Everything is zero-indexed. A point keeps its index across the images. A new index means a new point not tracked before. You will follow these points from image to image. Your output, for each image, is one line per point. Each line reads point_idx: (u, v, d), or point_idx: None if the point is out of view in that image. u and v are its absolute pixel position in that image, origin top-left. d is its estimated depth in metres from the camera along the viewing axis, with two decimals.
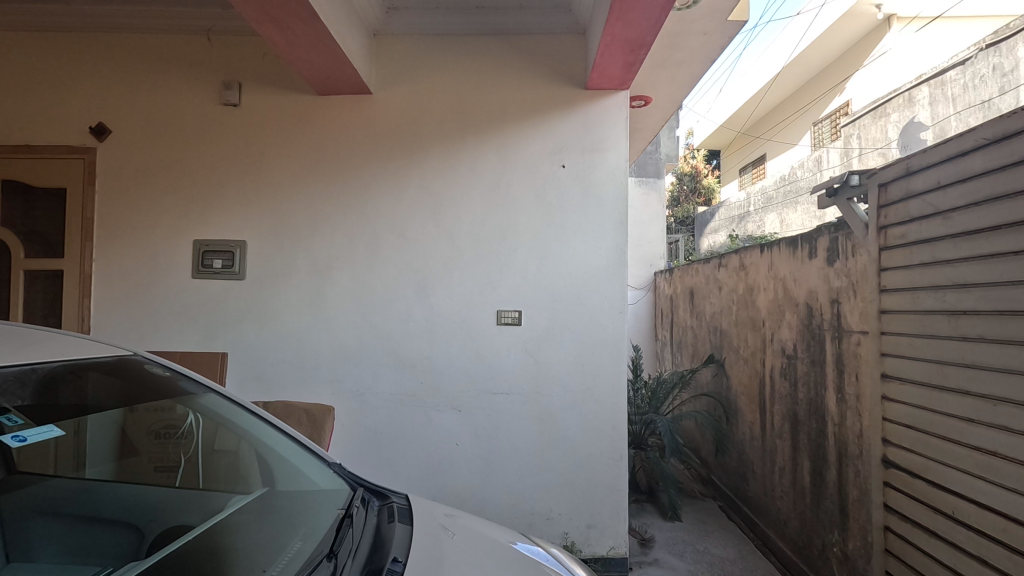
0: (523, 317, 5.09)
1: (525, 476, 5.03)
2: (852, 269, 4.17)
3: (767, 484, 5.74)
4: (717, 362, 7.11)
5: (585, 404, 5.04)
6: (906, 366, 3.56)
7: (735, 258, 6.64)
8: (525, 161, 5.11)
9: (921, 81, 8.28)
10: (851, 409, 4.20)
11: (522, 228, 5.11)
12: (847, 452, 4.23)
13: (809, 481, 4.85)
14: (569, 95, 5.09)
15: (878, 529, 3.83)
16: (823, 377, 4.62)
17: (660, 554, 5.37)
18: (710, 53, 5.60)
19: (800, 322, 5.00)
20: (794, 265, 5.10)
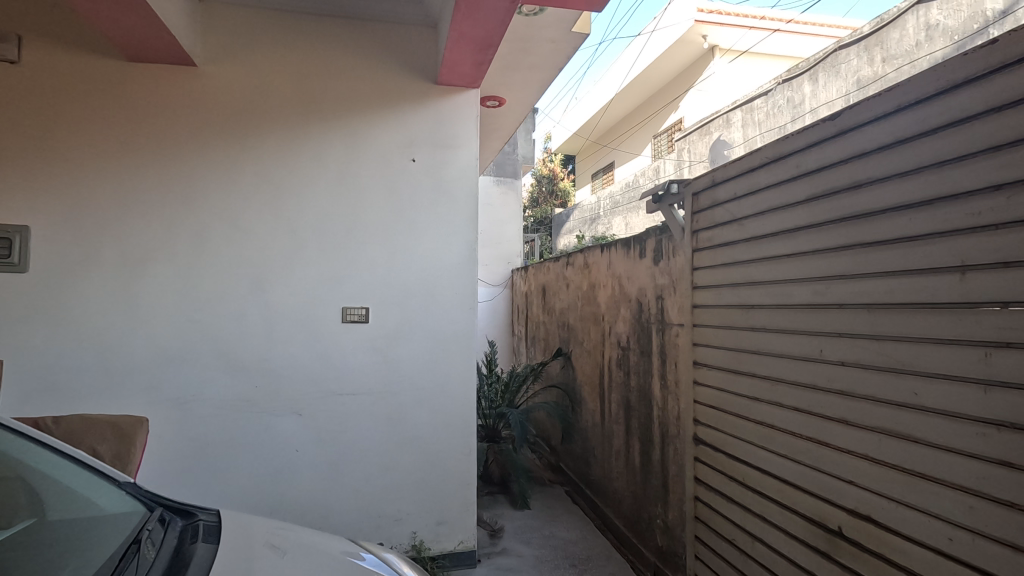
0: (371, 314, 4.91)
1: (373, 478, 4.86)
2: (673, 268, 4.65)
3: (606, 466, 6.20)
4: (565, 354, 7.51)
5: (436, 400, 5.00)
6: (711, 353, 4.05)
7: (580, 257, 7.06)
8: (374, 152, 4.93)
9: (736, 105, 9.52)
10: (671, 394, 4.69)
11: (371, 222, 4.92)
12: (669, 432, 4.72)
13: (639, 461, 5.32)
14: (421, 88, 5.01)
15: (690, 499, 4.32)
16: (649, 366, 5.10)
17: (508, 543, 5.54)
18: (558, 60, 5.87)
19: (632, 316, 5.46)
20: (628, 263, 5.56)
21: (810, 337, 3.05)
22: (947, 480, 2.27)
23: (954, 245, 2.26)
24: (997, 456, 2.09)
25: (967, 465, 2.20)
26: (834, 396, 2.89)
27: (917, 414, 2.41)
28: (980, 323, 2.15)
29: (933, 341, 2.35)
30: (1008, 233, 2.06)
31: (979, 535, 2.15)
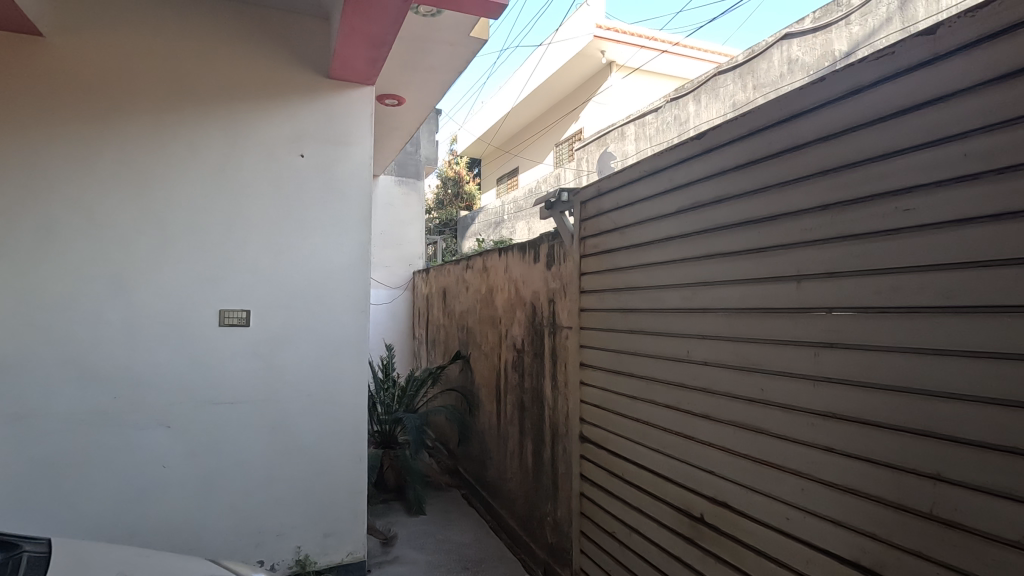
0: (252, 317, 4.60)
1: (252, 492, 4.56)
2: (563, 272, 4.82)
3: (501, 467, 6.27)
4: (464, 357, 7.51)
5: (324, 407, 4.78)
6: (596, 355, 4.24)
7: (479, 260, 7.11)
8: (258, 145, 4.64)
9: (630, 120, 10.08)
10: (561, 394, 4.85)
11: (253, 219, 4.62)
12: (559, 432, 4.87)
13: (532, 461, 5.44)
14: (311, 81, 4.79)
15: (577, 496, 4.48)
16: (542, 368, 5.24)
17: (401, 550, 5.43)
18: (457, 64, 5.88)
19: (527, 320, 5.59)
20: (523, 268, 5.68)
21: (679, 339, 3.29)
22: (787, 466, 2.55)
23: (794, 257, 2.53)
24: (824, 443, 2.37)
25: (802, 453, 2.47)
26: (698, 393, 3.13)
27: (763, 408, 2.68)
28: (812, 326, 2.43)
29: (776, 342, 2.62)
30: (834, 247, 2.34)
31: (812, 515, 2.42)
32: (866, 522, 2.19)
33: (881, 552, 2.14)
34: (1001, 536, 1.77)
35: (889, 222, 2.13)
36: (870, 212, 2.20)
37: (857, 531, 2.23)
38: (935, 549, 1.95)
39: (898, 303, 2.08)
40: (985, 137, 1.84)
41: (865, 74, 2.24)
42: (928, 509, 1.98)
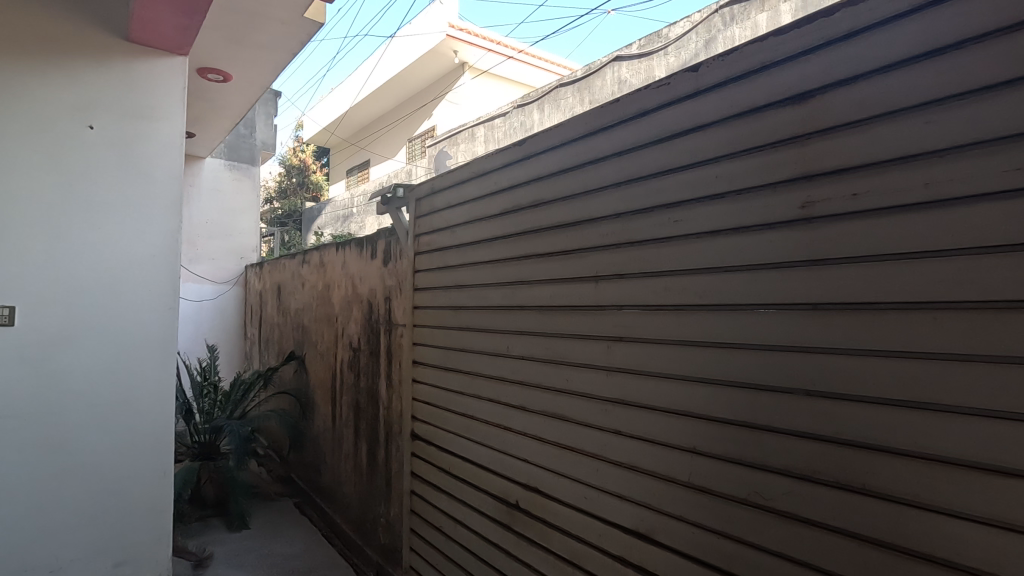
0: (19, 315, 3.86)
1: (16, 523, 3.82)
2: (399, 270, 4.78)
3: (335, 471, 6.03)
4: (298, 358, 7.08)
5: (117, 418, 4.16)
6: (427, 352, 4.26)
7: (315, 255, 6.75)
8: (30, 112, 3.91)
9: (480, 122, 10.30)
10: (395, 393, 4.80)
11: (22, 201, 3.88)
12: (392, 431, 4.81)
13: (366, 462, 5.30)
14: (104, 43, 4.16)
15: (408, 494, 4.46)
16: (377, 367, 5.14)
17: (216, 570, 4.95)
18: (292, 45, 5.51)
19: (363, 317, 5.43)
20: (361, 264, 5.52)
21: (500, 335, 3.44)
22: (585, 450, 2.80)
23: (593, 259, 2.78)
24: (614, 427, 2.64)
25: (597, 437, 2.73)
26: (516, 386, 3.30)
27: (568, 398, 2.91)
28: (606, 322, 2.69)
29: (578, 337, 2.85)
30: (624, 251, 2.62)
31: (604, 492, 2.69)
32: (643, 495, 2.49)
33: (653, 519, 2.44)
34: (735, 495, 2.12)
35: (665, 231, 2.42)
36: (651, 222, 2.49)
37: (637, 503, 2.52)
38: (692, 512, 2.27)
39: (669, 302, 2.39)
40: (731, 162, 2.17)
41: (649, 99, 2.52)
42: (686, 479, 2.30)
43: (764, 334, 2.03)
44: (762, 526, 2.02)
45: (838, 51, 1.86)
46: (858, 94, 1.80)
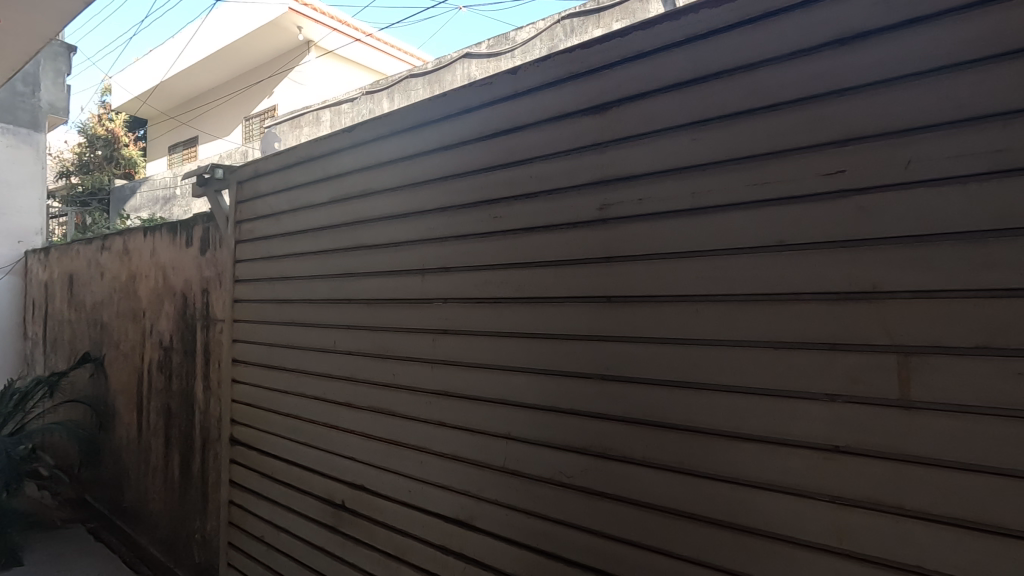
0: None
1: None
2: (218, 259, 4.34)
3: (141, 487, 5.30)
4: (95, 360, 6.08)
5: None
6: (250, 349, 3.92)
7: (118, 240, 5.85)
8: None
9: (326, 106, 9.71)
10: (213, 395, 4.35)
11: None
12: (209, 437, 4.36)
13: (178, 474, 4.74)
14: None
15: (225, 504, 4.08)
16: (192, 368, 4.61)
17: None
18: None
19: (176, 312, 4.83)
20: (173, 252, 4.90)
21: (327, 330, 3.28)
22: (411, 442, 2.79)
23: (420, 252, 2.77)
24: (438, 419, 2.66)
25: (422, 429, 2.74)
26: (343, 382, 3.18)
27: (394, 391, 2.88)
28: (431, 315, 2.70)
29: (405, 330, 2.83)
30: (450, 245, 2.64)
31: (428, 483, 2.71)
32: (464, 483, 2.55)
33: (472, 505, 2.51)
34: (542, 476, 2.26)
35: (485, 226, 2.49)
36: (473, 217, 2.54)
37: (458, 491, 2.58)
38: (507, 495, 2.38)
39: (489, 294, 2.46)
40: (544, 163, 2.29)
41: (473, 97, 2.55)
42: (502, 464, 2.40)
43: (568, 325, 2.19)
44: (564, 503, 2.19)
45: (630, 70, 2.05)
46: (644, 111, 2.01)
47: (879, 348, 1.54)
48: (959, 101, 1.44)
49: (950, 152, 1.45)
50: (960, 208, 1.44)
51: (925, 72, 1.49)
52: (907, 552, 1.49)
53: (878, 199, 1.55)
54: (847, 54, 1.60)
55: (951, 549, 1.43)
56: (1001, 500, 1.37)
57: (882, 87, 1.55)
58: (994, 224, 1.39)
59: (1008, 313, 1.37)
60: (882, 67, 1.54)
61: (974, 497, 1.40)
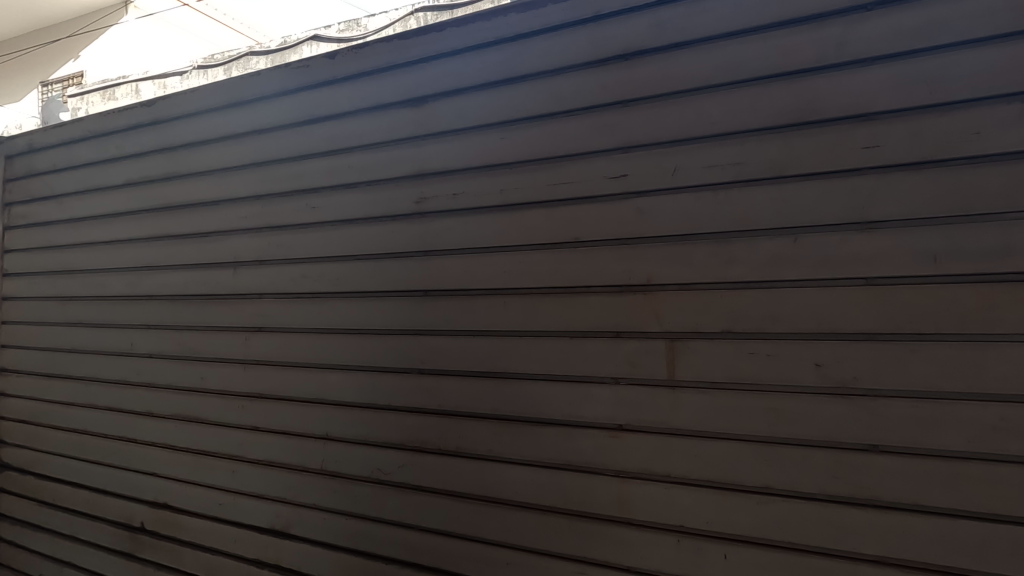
0: None
1: None
2: None
3: None
4: None
5: None
6: (23, 357, 3.30)
7: None
8: None
9: None
10: None
11: None
12: None
13: None
14: None
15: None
16: None
17: None
18: None
19: None
20: None
21: (123, 330, 2.88)
22: (221, 451, 2.56)
23: (231, 244, 2.53)
24: (252, 423, 2.47)
25: (234, 436, 2.52)
26: (143, 389, 2.81)
27: (202, 396, 2.61)
28: (244, 312, 2.50)
29: (215, 329, 2.58)
30: (264, 236, 2.45)
31: (241, 494, 2.50)
32: (279, 490, 2.39)
33: (288, 513, 2.37)
34: (360, 475, 2.20)
35: (302, 217, 2.35)
36: (289, 207, 2.38)
37: (272, 499, 2.41)
38: (325, 499, 2.27)
39: (306, 289, 2.34)
40: (362, 153, 2.21)
41: (288, 79, 2.36)
42: (319, 467, 2.30)
43: (387, 320, 2.16)
44: (382, 500, 2.15)
45: (445, 65, 2.04)
46: (457, 107, 2.02)
47: (652, 334, 1.72)
48: (712, 119, 1.65)
49: (705, 163, 1.66)
50: (712, 211, 1.65)
51: (688, 92, 1.68)
52: (672, 514, 1.69)
53: (650, 201, 1.73)
54: (629, 70, 1.75)
55: (704, 508, 1.65)
56: (739, 462, 1.60)
57: (656, 103, 1.72)
58: (735, 226, 1.62)
59: (745, 303, 1.60)
60: (656, 84, 1.72)
61: (720, 461, 1.63)
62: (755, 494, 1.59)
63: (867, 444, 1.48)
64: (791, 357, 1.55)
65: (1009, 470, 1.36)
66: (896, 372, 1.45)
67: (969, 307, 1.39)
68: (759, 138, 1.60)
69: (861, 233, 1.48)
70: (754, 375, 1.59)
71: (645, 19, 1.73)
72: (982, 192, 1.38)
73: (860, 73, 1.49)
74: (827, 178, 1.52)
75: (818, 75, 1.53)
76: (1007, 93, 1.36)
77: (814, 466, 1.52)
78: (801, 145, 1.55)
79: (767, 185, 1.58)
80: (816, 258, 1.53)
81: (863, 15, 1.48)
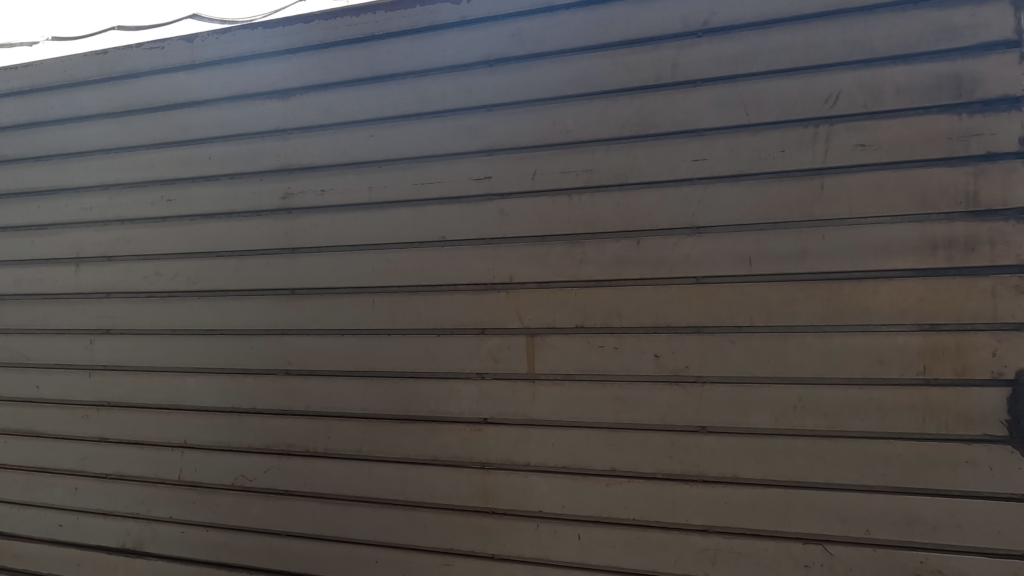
0: None
1: None
2: None
3: None
4: None
5: None
6: None
7: None
8: None
9: None
10: None
11: None
12: None
13: None
14: None
15: None
16: None
17: None
18: None
19: None
20: None
21: None
22: (59, 467, 2.32)
23: (72, 237, 2.30)
24: (96, 435, 2.26)
25: (76, 450, 2.29)
26: None
27: (37, 408, 2.35)
28: (87, 313, 2.28)
29: (52, 332, 2.33)
30: (111, 230, 2.25)
31: (84, 513, 2.28)
32: (129, 505, 2.21)
33: (140, 529, 2.20)
34: (222, 483, 2.10)
35: (154, 210, 2.18)
36: (139, 199, 2.21)
37: (121, 515, 2.23)
38: (183, 511, 2.14)
39: (160, 288, 2.18)
40: (223, 145, 2.10)
41: (141, 60, 2.18)
42: (176, 478, 2.15)
43: (251, 319, 2.07)
44: (246, 508, 2.06)
45: (313, 57, 1.99)
46: (324, 101, 1.98)
47: (513, 331, 1.80)
48: (567, 127, 1.76)
49: (560, 168, 1.76)
50: (566, 214, 1.76)
51: (545, 100, 1.78)
52: (532, 501, 1.78)
53: (512, 203, 1.80)
54: (492, 76, 1.82)
55: (561, 493, 1.76)
56: (590, 449, 1.73)
57: (516, 109, 1.80)
58: (586, 229, 1.74)
59: (595, 300, 1.73)
60: (516, 92, 1.80)
61: (574, 449, 1.74)
62: (604, 476, 1.73)
63: (696, 426, 1.66)
64: (634, 349, 1.70)
65: (805, 443, 1.59)
66: (719, 361, 1.64)
67: (774, 302, 1.60)
68: (608, 148, 1.72)
69: (691, 237, 1.65)
70: (602, 367, 1.72)
71: (507, 28, 1.80)
72: (785, 203, 1.59)
73: (690, 93, 1.66)
74: (663, 187, 1.68)
75: (657, 92, 1.68)
76: (805, 118, 1.58)
77: (653, 448, 1.68)
78: (642, 155, 1.70)
79: (615, 191, 1.72)
80: (654, 259, 1.68)
81: (693, 41, 1.65)
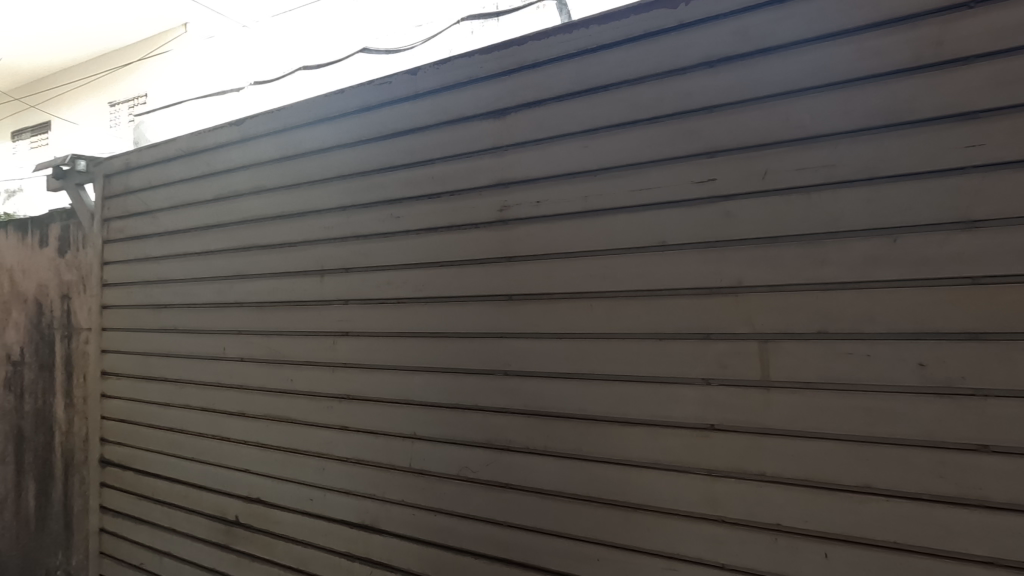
0: None
1: None
2: (82, 261, 3.97)
3: None
4: None
5: None
6: (122, 360, 3.58)
7: None
8: None
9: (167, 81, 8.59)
10: (77, 413, 3.94)
11: None
12: (74, 461, 3.93)
13: (32, 506, 4.15)
14: None
15: (95, 533, 3.65)
16: (51, 383, 4.12)
17: None
18: None
19: (28, 322, 4.29)
20: (24, 253, 4.35)
21: (215, 335, 3.10)
22: (309, 450, 2.71)
23: (316, 252, 2.68)
24: (338, 422, 2.61)
25: (322, 435, 2.66)
26: (232, 391, 3.02)
27: (292, 398, 2.77)
28: (330, 317, 2.64)
29: (302, 334, 2.74)
30: (348, 245, 2.58)
31: (329, 490, 2.64)
32: (367, 486, 2.52)
33: (376, 508, 2.49)
34: (448, 473, 2.30)
35: (385, 227, 2.47)
36: (371, 217, 2.51)
37: (360, 494, 2.54)
38: (413, 495, 2.39)
39: (391, 296, 2.46)
40: (444, 164, 2.31)
41: (372, 95, 2.48)
42: (407, 465, 2.41)
43: (472, 323, 2.26)
44: (471, 497, 2.24)
45: (528, 77, 2.12)
46: (537, 117, 2.10)
47: (743, 336, 1.75)
48: (802, 122, 1.67)
49: (795, 166, 1.68)
50: (803, 213, 1.67)
51: (776, 96, 1.71)
52: (768, 514, 1.72)
53: (739, 205, 1.76)
54: (714, 77, 1.79)
55: (802, 507, 1.67)
56: (837, 462, 1.63)
57: (741, 108, 1.75)
58: (827, 228, 1.64)
59: (841, 304, 1.62)
60: (742, 89, 1.75)
61: (817, 461, 1.65)
62: (854, 493, 1.61)
63: (975, 445, 1.48)
64: (891, 357, 1.56)
65: None
66: (1005, 372, 1.45)
67: None
68: (853, 140, 1.61)
69: (964, 233, 1.48)
70: (850, 376, 1.61)
71: (730, 26, 1.76)
72: None
73: (960, 72, 1.49)
74: (924, 179, 1.53)
75: (914, 76, 1.54)
76: None
77: (917, 465, 1.53)
78: (897, 145, 1.56)
79: (862, 186, 1.60)
80: (915, 258, 1.53)
81: (963, 14, 1.49)
